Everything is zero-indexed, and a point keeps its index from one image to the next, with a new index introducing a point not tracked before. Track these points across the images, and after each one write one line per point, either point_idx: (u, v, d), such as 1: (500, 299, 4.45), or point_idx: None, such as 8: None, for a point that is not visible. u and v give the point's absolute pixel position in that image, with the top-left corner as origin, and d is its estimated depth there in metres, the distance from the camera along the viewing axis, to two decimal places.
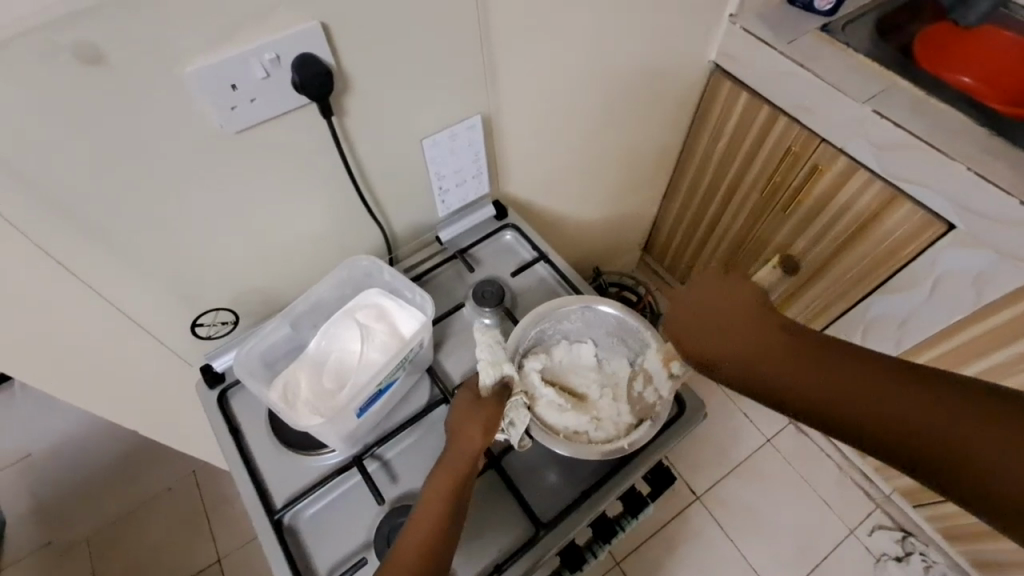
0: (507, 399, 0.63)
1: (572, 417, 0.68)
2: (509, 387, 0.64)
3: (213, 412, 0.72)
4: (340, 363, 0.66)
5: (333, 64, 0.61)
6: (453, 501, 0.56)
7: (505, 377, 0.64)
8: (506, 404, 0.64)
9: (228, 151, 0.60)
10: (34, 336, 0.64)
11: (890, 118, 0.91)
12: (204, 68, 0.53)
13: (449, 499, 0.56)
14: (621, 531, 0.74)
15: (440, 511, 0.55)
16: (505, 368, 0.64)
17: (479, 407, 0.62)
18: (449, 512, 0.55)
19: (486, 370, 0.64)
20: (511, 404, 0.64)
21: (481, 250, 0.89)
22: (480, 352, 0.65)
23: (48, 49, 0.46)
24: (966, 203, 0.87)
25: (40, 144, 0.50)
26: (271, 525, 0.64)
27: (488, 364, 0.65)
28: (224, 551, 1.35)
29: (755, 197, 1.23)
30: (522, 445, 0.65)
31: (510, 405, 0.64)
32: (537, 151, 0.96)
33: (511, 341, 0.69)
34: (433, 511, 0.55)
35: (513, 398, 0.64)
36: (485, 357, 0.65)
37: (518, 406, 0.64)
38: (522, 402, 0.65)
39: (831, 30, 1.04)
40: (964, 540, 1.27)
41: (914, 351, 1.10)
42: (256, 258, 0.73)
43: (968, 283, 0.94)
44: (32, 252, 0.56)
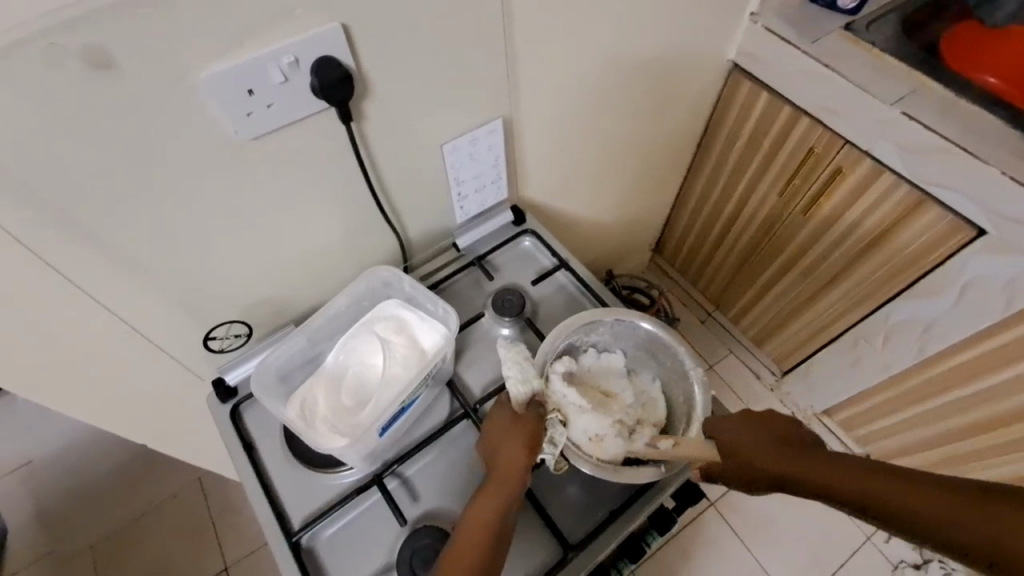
0: (541, 419, 0.62)
1: (592, 419, 0.63)
2: (541, 403, 0.63)
3: (226, 428, 0.69)
4: (359, 379, 0.64)
5: (352, 66, 0.58)
6: (495, 529, 0.53)
7: (535, 392, 0.62)
8: (541, 424, 0.61)
9: (241, 159, 0.58)
10: (38, 351, 0.61)
11: (920, 120, 0.88)
12: (219, 73, 0.50)
13: (490, 527, 0.53)
14: (648, 547, 0.72)
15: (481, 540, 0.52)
16: (536, 384, 0.63)
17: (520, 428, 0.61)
18: (492, 540, 0.53)
19: (517, 387, 0.62)
20: (548, 423, 0.62)
21: (499, 257, 0.87)
22: (507, 369, 0.63)
23: (54, 55, 0.43)
24: (998, 208, 0.84)
25: (46, 155, 0.47)
26: (289, 547, 0.61)
27: (517, 380, 0.62)
28: (230, 561, 1.33)
29: (774, 199, 1.20)
30: (557, 467, 0.63)
31: (547, 425, 0.62)
32: (554, 154, 0.94)
33: (539, 356, 0.67)
34: (474, 539, 0.52)
35: (548, 418, 0.62)
36: (513, 373, 0.63)
37: (554, 425, 0.62)
38: (557, 420, 0.62)
39: (856, 29, 1.01)
40: None
41: (936, 359, 1.07)
42: (270, 268, 0.70)
43: (997, 289, 0.91)
44: (38, 267, 0.54)
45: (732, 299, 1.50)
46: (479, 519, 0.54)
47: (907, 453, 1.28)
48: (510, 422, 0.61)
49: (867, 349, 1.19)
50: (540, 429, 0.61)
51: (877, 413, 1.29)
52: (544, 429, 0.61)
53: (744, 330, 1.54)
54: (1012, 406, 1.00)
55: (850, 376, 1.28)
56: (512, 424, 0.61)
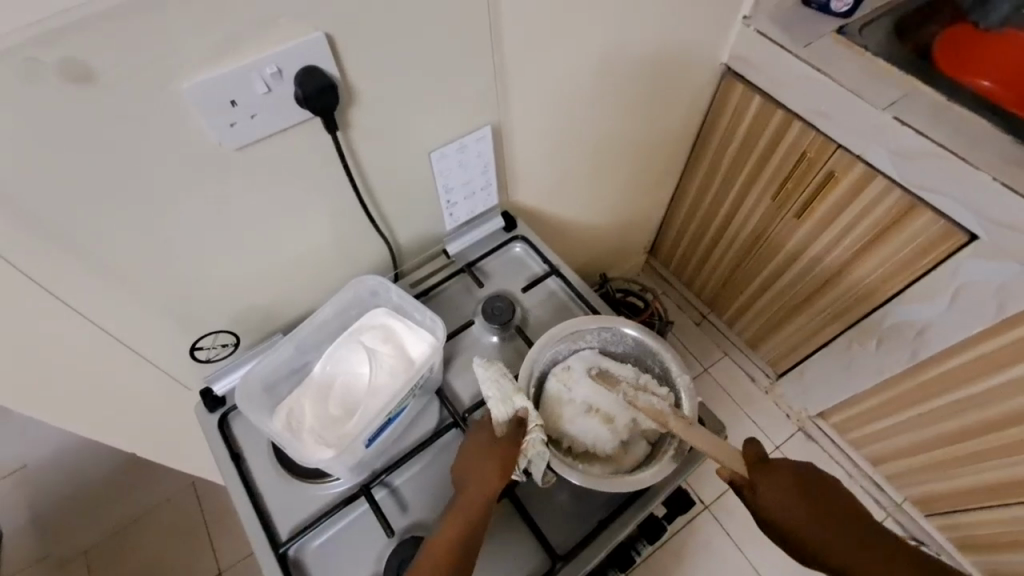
0: (522, 436, 0.60)
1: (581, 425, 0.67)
2: (524, 421, 0.61)
3: (213, 439, 0.69)
4: (346, 389, 0.63)
5: (338, 75, 0.57)
6: (461, 557, 0.53)
7: (518, 410, 0.61)
8: (521, 442, 0.60)
9: (227, 169, 0.57)
10: (23, 363, 0.61)
11: (911, 125, 0.88)
12: (201, 85, 0.49)
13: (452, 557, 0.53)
14: (637, 555, 0.73)
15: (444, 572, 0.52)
16: (517, 401, 0.61)
17: (496, 448, 0.60)
18: (456, 560, 0.53)
19: (497, 408, 0.60)
20: (529, 442, 0.60)
21: (490, 264, 0.86)
22: (486, 389, 0.61)
23: (32, 68, 0.42)
24: (989, 213, 0.84)
25: (26, 168, 0.47)
26: (276, 559, 0.61)
27: (497, 400, 0.60)
28: (225, 565, 1.33)
29: (767, 203, 1.20)
30: (545, 481, 0.63)
31: (527, 443, 0.60)
32: (545, 160, 0.93)
33: (524, 371, 0.66)
34: (435, 570, 0.52)
35: (530, 436, 0.60)
36: (493, 394, 0.60)
37: (536, 442, 0.60)
38: (540, 438, 0.61)
39: (849, 33, 1.00)
40: (979, 549, 1.25)
41: (929, 362, 1.07)
42: (256, 278, 0.69)
43: (990, 294, 0.91)
44: (20, 279, 0.53)
45: (726, 302, 1.51)
46: (443, 547, 0.54)
47: (900, 456, 1.28)
48: (488, 440, 0.61)
49: (861, 352, 1.19)
50: (517, 449, 0.60)
51: (871, 416, 1.28)
52: (521, 449, 0.61)
53: (738, 333, 1.53)
54: (1005, 409, 1.00)
55: (845, 379, 1.28)
56: (490, 442, 0.60)
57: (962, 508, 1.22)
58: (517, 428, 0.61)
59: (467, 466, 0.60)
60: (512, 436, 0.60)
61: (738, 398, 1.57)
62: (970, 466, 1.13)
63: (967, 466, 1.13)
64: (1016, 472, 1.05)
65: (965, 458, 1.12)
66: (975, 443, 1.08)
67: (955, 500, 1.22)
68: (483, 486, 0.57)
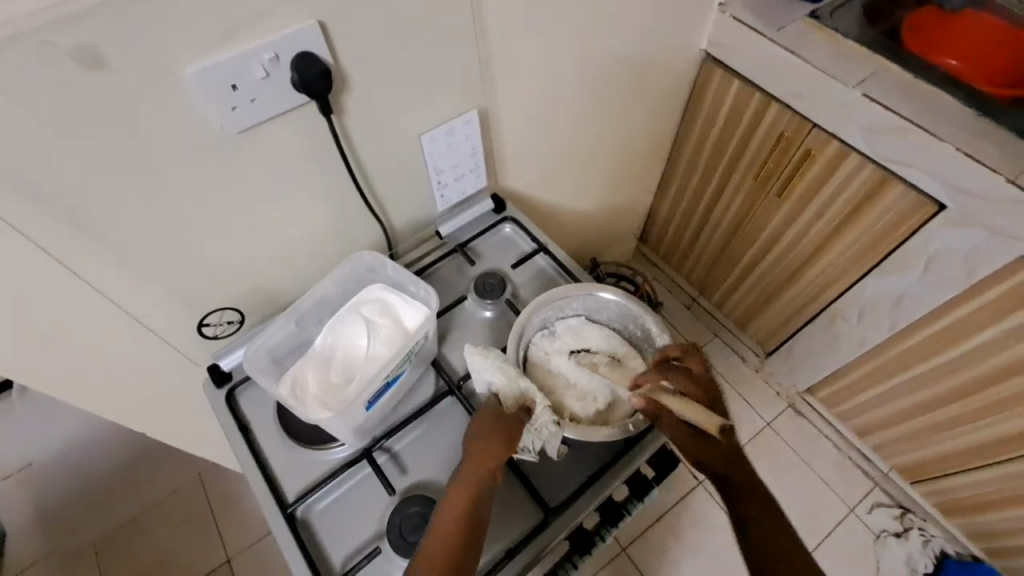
0: (529, 420, 0.64)
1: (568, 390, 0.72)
2: (531, 408, 0.65)
3: (222, 411, 0.73)
4: (346, 358, 0.67)
5: (331, 61, 0.61)
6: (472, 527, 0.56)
7: (523, 395, 0.66)
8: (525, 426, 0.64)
9: (229, 151, 0.61)
10: (39, 340, 0.64)
11: (880, 101, 0.92)
12: (203, 69, 0.53)
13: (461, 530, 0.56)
14: (627, 514, 0.73)
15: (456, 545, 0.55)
16: (521, 385, 0.66)
17: (500, 420, 0.63)
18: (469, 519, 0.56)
19: (505, 392, 0.65)
20: (539, 425, 0.64)
21: (481, 244, 0.90)
22: (492, 375, 0.66)
23: (48, 52, 0.46)
24: (955, 183, 0.89)
25: (44, 148, 0.50)
26: (284, 518, 0.65)
27: (503, 384, 0.66)
28: (232, 552, 1.36)
29: (748, 184, 1.24)
30: (559, 453, 0.68)
31: (536, 421, 0.64)
32: (532, 145, 0.97)
33: (513, 337, 0.70)
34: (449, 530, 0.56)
35: (541, 419, 0.64)
36: (498, 379, 0.66)
37: (547, 424, 0.64)
38: (551, 419, 0.65)
39: (820, 17, 1.05)
40: (962, 513, 1.30)
41: (907, 332, 1.12)
42: (257, 258, 0.73)
43: (960, 262, 0.96)
44: (37, 255, 0.57)
45: (714, 284, 1.55)
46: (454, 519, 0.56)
47: (884, 425, 1.33)
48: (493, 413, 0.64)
49: (843, 325, 1.23)
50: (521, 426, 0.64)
51: (855, 388, 1.33)
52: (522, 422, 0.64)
53: (727, 314, 1.57)
54: (981, 372, 1.04)
55: (829, 353, 1.32)
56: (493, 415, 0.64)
57: (945, 473, 1.26)
58: (523, 413, 0.65)
59: (473, 438, 0.62)
60: (516, 420, 0.64)
61: (729, 376, 1.61)
62: (950, 431, 1.17)
63: (948, 431, 1.18)
64: (993, 434, 1.10)
65: (946, 423, 1.17)
66: (954, 408, 1.13)
67: (939, 466, 1.26)
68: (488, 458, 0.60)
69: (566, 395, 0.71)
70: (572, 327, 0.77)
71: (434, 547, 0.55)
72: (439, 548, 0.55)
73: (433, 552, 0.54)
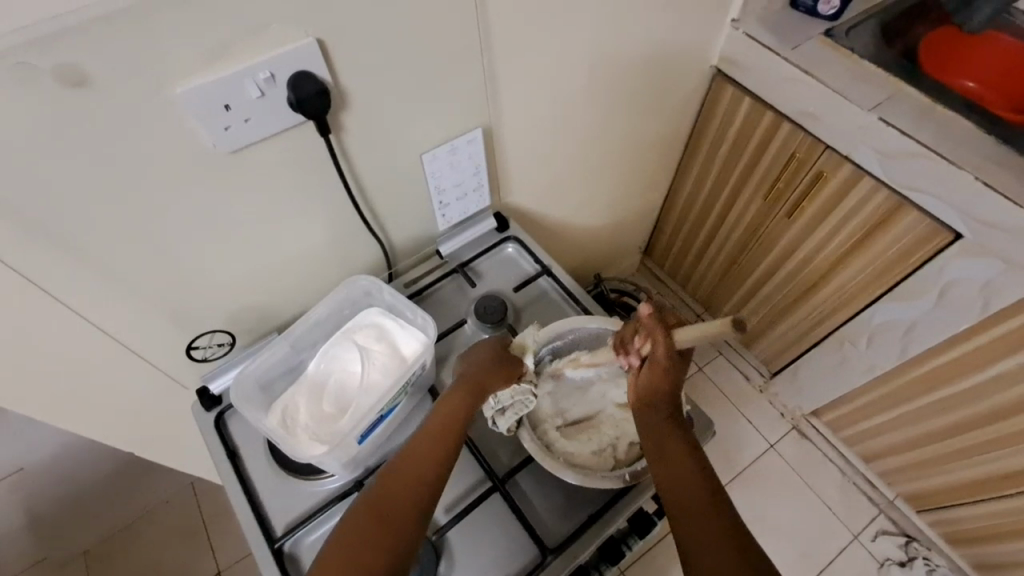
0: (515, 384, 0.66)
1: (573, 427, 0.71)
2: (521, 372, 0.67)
3: (210, 436, 0.70)
4: (340, 386, 0.65)
5: (329, 78, 0.59)
6: (439, 456, 0.57)
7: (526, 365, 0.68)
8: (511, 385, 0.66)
9: (221, 171, 0.58)
10: (21, 363, 0.62)
11: (896, 125, 0.90)
12: (196, 87, 0.51)
13: (433, 458, 0.56)
14: (627, 550, 0.71)
15: (420, 483, 0.55)
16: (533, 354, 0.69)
17: (486, 372, 0.64)
18: (426, 467, 0.56)
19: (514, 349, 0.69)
20: (516, 392, 0.65)
21: (482, 264, 0.88)
22: (523, 334, 0.70)
23: (26, 72, 0.44)
24: (972, 212, 0.86)
25: (24, 170, 0.48)
26: (271, 554, 0.62)
27: (521, 346, 0.70)
28: (224, 564, 1.36)
29: (756, 203, 1.21)
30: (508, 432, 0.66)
31: (515, 389, 0.66)
32: (537, 161, 0.95)
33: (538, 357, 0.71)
34: (404, 479, 0.55)
35: (519, 386, 0.66)
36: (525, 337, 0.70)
37: (522, 395, 0.66)
38: (527, 394, 0.66)
39: (836, 36, 1.02)
40: (969, 543, 1.27)
41: (918, 360, 1.09)
42: (250, 278, 0.71)
43: (974, 292, 0.93)
44: (16, 281, 0.54)
45: (720, 301, 1.52)
46: (412, 473, 0.55)
47: (891, 451, 1.29)
48: (485, 361, 0.65)
49: (852, 350, 1.20)
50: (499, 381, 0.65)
51: (862, 413, 1.30)
52: (514, 381, 0.66)
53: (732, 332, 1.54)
54: (992, 404, 1.02)
55: (836, 377, 1.29)
56: (488, 365, 0.65)
57: (950, 504, 1.24)
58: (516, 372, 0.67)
59: (460, 381, 0.63)
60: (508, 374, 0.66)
61: (732, 396, 1.58)
62: (960, 461, 1.14)
63: (955, 461, 1.15)
64: (1000, 467, 1.07)
65: (954, 454, 1.14)
66: (963, 439, 1.10)
67: (944, 496, 1.24)
68: (470, 399, 0.62)
69: (572, 435, 0.70)
70: (580, 368, 0.74)
71: (383, 497, 0.54)
72: (410, 475, 0.55)
73: (394, 487, 0.54)
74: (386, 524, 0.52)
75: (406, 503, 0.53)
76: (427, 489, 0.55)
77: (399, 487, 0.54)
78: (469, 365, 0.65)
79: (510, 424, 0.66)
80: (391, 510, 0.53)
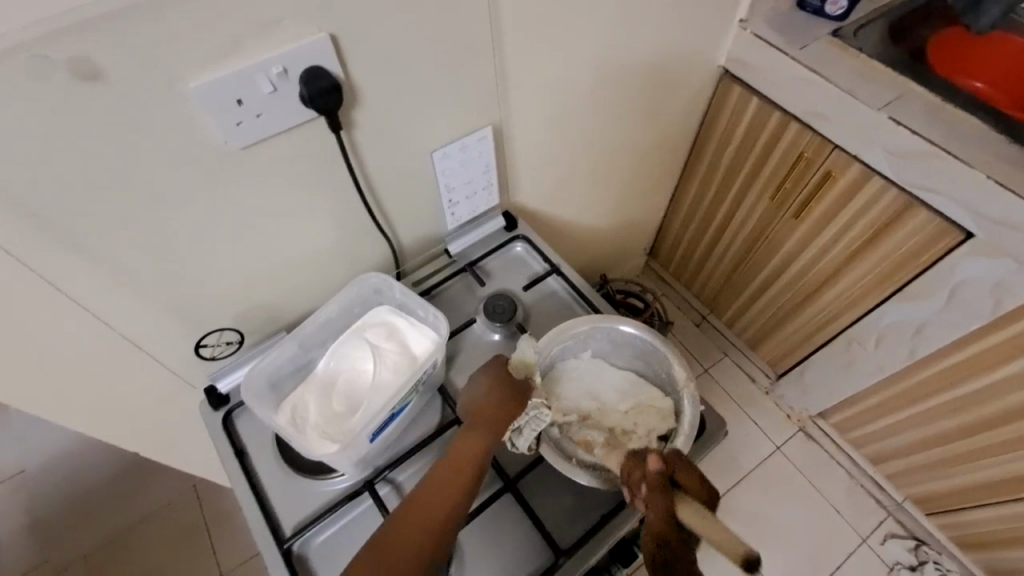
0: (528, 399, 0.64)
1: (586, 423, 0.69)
2: (531, 387, 0.65)
3: (218, 436, 0.69)
4: (350, 384, 0.64)
5: (341, 74, 0.58)
6: (469, 477, 0.57)
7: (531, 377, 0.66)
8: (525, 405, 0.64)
9: (233, 168, 0.58)
10: (31, 361, 0.61)
11: (906, 124, 0.89)
12: (210, 82, 0.50)
13: (457, 483, 0.56)
14: (640, 551, 0.70)
15: (439, 512, 0.54)
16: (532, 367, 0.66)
17: (504, 399, 0.62)
18: (448, 499, 0.55)
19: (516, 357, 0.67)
20: (529, 408, 0.64)
21: (491, 263, 0.87)
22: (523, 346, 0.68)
23: (40, 65, 0.43)
24: (984, 212, 0.85)
25: (36, 164, 0.48)
26: (280, 554, 0.61)
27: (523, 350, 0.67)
28: (225, 568, 1.31)
29: (765, 203, 1.21)
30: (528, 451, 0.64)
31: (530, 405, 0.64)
32: (545, 161, 0.94)
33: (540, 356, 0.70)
34: (422, 509, 0.54)
35: (533, 402, 0.64)
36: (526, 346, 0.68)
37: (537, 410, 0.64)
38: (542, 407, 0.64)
39: (844, 36, 1.02)
40: (979, 547, 1.26)
41: (928, 360, 1.08)
42: (260, 276, 0.70)
43: (985, 292, 0.92)
44: (30, 276, 0.54)
45: (725, 303, 1.51)
46: (431, 499, 0.55)
47: (901, 454, 1.28)
48: (501, 388, 0.63)
49: (860, 351, 1.20)
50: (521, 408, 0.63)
51: (871, 415, 1.29)
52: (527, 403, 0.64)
53: (738, 334, 1.53)
54: (1004, 406, 1.01)
55: (844, 379, 1.28)
56: (507, 390, 0.63)
57: (960, 507, 1.23)
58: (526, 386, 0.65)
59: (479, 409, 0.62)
60: (524, 392, 0.64)
61: (739, 398, 1.57)
62: (970, 464, 1.13)
63: (966, 464, 1.14)
64: (1012, 470, 1.06)
65: (963, 456, 1.13)
66: (974, 441, 1.09)
67: (954, 499, 1.23)
68: (489, 430, 0.60)
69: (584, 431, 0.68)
70: (588, 371, 0.74)
71: (404, 525, 0.53)
72: (433, 503, 0.55)
73: (413, 516, 0.54)
74: (403, 566, 0.50)
75: (425, 533, 0.53)
76: (443, 517, 0.54)
77: (429, 508, 0.54)
78: (484, 392, 0.63)
79: (529, 442, 0.64)
80: (409, 541, 0.52)
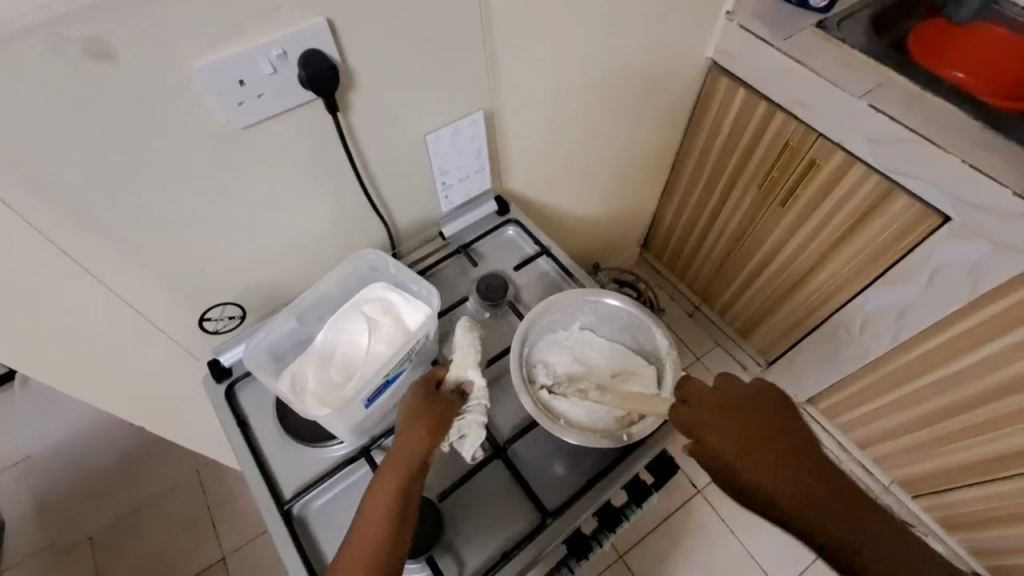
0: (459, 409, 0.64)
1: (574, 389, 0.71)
2: (466, 392, 0.66)
3: (221, 406, 0.73)
4: (347, 355, 0.67)
5: (338, 58, 0.61)
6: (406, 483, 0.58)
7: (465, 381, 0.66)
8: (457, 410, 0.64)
9: (235, 147, 0.61)
10: (43, 330, 0.65)
11: (885, 111, 0.92)
12: (214, 63, 0.54)
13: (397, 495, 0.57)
14: (626, 521, 0.72)
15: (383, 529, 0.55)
16: (467, 371, 0.66)
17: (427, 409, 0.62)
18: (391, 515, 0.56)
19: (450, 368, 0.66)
20: (460, 421, 0.65)
21: (484, 246, 0.90)
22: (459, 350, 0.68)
23: (56, 43, 0.46)
24: (961, 196, 0.89)
25: (52, 139, 0.51)
26: (280, 516, 0.65)
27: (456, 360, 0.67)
28: (227, 550, 1.35)
29: (753, 192, 1.24)
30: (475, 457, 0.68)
31: (461, 415, 0.65)
32: (536, 148, 0.97)
33: (521, 333, 0.72)
34: (367, 530, 0.55)
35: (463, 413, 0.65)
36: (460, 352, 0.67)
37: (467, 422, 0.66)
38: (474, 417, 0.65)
39: (827, 27, 1.05)
40: (963, 528, 1.29)
41: (912, 343, 1.11)
42: (261, 254, 0.73)
43: (963, 275, 0.95)
44: (44, 246, 0.57)
45: (716, 292, 1.54)
46: (375, 516, 0.56)
47: (887, 437, 1.31)
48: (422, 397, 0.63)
49: (846, 337, 1.23)
50: (450, 414, 0.63)
51: (858, 399, 1.32)
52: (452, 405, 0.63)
53: (729, 322, 1.56)
54: (984, 387, 1.04)
55: (831, 364, 1.31)
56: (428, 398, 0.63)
57: (944, 489, 1.26)
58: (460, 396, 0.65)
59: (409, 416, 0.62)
60: (449, 402, 0.64)
61: None
62: (952, 445, 1.16)
63: (949, 445, 1.17)
64: (993, 450, 1.09)
65: (945, 438, 1.16)
66: (956, 422, 1.12)
67: (938, 481, 1.26)
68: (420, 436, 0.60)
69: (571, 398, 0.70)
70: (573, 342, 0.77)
71: (355, 549, 0.54)
72: (377, 519, 0.55)
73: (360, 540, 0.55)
74: None
75: (373, 553, 0.54)
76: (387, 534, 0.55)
77: (373, 525, 0.55)
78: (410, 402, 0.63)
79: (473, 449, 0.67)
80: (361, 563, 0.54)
